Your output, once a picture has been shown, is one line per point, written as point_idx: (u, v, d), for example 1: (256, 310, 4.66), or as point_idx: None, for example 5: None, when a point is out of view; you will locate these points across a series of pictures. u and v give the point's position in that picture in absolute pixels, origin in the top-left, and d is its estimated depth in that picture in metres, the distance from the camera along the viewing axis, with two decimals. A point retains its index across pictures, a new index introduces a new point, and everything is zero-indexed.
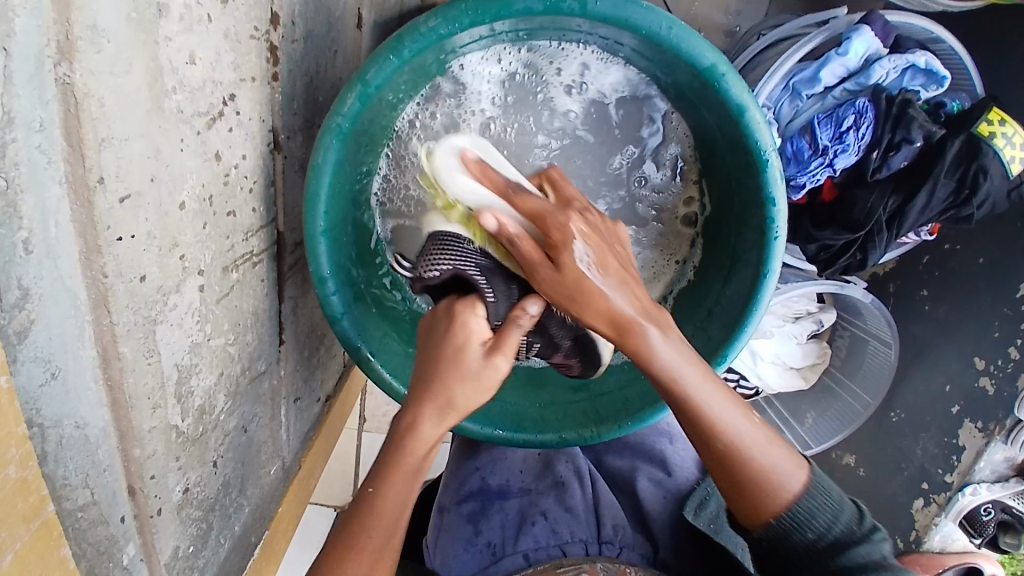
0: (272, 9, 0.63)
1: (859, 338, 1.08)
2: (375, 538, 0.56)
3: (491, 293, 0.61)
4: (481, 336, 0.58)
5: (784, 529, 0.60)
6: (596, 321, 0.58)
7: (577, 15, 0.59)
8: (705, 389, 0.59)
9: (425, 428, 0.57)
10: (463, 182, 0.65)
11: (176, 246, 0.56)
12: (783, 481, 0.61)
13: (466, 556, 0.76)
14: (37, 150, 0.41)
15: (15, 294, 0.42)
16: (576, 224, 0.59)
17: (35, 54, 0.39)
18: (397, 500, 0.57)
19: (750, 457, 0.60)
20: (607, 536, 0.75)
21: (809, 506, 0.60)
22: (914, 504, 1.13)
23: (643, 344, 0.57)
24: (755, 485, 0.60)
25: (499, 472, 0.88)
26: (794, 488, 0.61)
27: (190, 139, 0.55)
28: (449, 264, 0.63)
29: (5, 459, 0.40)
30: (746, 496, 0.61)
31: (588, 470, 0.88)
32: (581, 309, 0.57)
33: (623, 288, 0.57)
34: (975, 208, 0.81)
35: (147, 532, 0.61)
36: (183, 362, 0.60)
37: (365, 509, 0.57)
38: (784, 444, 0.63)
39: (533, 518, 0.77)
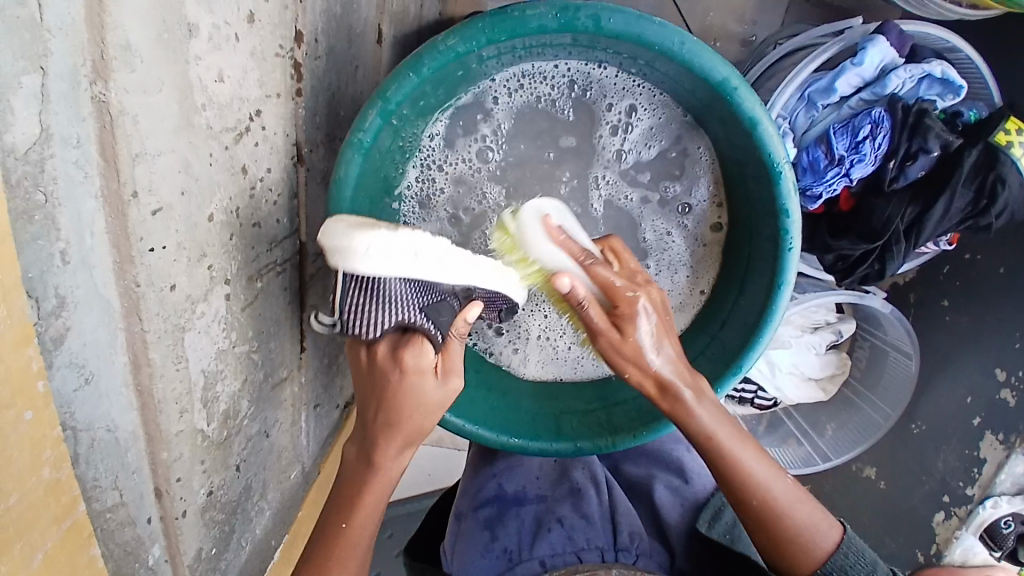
0: (297, 27, 0.65)
1: (880, 349, 1.07)
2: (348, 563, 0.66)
3: (438, 332, 0.61)
4: (431, 368, 0.62)
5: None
6: (641, 380, 0.66)
7: (591, 32, 0.60)
8: (744, 451, 0.67)
9: (391, 463, 0.65)
10: (546, 247, 0.63)
11: (204, 257, 0.58)
12: (816, 538, 0.66)
13: (483, 561, 0.76)
14: (72, 165, 0.43)
15: (51, 302, 0.44)
16: (642, 298, 0.63)
17: (69, 74, 0.41)
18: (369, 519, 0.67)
19: (784, 515, 0.66)
20: (623, 543, 0.76)
21: (844, 564, 0.65)
22: (935, 517, 1.10)
23: (681, 406, 0.66)
24: (789, 541, 0.66)
25: (515, 479, 0.89)
26: (824, 547, 0.66)
27: (218, 154, 0.57)
28: (390, 320, 0.58)
29: (39, 460, 0.42)
30: (780, 549, 0.67)
31: (604, 478, 0.89)
32: (630, 370, 0.65)
33: (673, 360, 0.65)
34: (993, 218, 0.81)
35: (172, 534, 0.62)
36: (210, 369, 0.61)
37: (338, 535, 0.66)
38: (816, 504, 0.68)
39: (550, 524, 0.78)
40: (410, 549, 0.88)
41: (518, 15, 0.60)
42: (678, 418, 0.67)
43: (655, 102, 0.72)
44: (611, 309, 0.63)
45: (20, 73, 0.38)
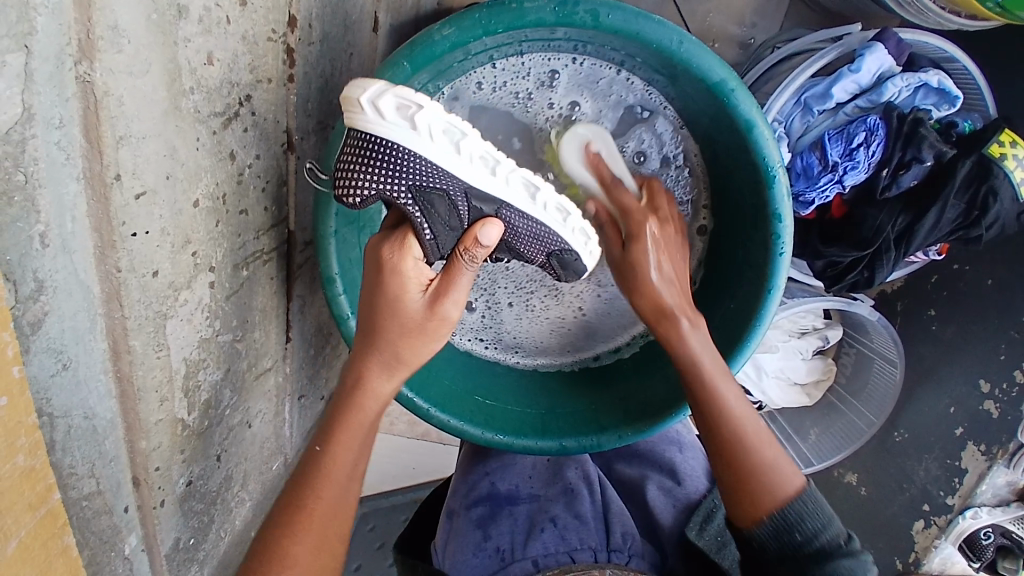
0: (290, 12, 0.64)
1: (866, 355, 1.07)
2: (341, 465, 0.55)
3: (429, 229, 0.53)
4: (422, 281, 0.54)
5: (774, 530, 0.59)
6: (643, 307, 0.66)
7: (590, 27, 0.60)
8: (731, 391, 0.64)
9: (377, 380, 0.57)
10: (579, 165, 0.70)
11: (188, 244, 0.57)
12: (776, 484, 0.60)
13: (475, 560, 0.76)
14: (54, 146, 0.42)
15: (30, 286, 0.43)
16: (652, 223, 0.66)
17: (55, 53, 0.40)
18: (349, 463, 0.56)
19: (752, 457, 0.61)
20: (616, 544, 0.75)
21: (800, 510, 0.59)
22: (914, 526, 1.12)
23: (677, 335, 0.64)
24: (748, 480, 0.61)
25: (509, 478, 0.90)
26: (782, 492, 0.60)
27: (205, 139, 0.56)
28: (370, 186, 0.51)
29: (14, 447, 0.41)
30: (738, 487, 0.61)
31: (598, 477, 0.89)
32: (637, 298, 0.66)
33: (672, 286, 0.65)
34: (984, 229, 0.81)
35: (150, 523, 0.62)
36: (191, 357, 0.60)
37: (319, 468, 0.55)
38: (790, 459, 0.63)
39: (543, 524, 0.78)
40: (402, 546, 0.86)
41: (516, 8, 0.59)
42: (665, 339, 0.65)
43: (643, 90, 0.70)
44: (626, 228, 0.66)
45: (1, 51, 0.37)
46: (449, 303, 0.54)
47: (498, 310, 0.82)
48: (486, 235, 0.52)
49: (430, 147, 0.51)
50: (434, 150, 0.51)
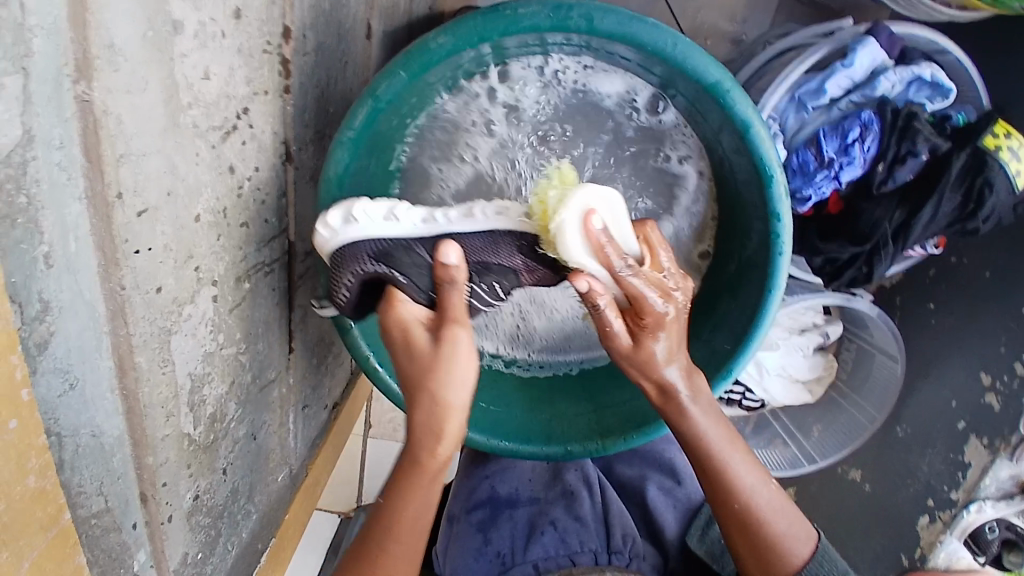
0: (285, 23, 0.64)
1: (866, 350, 1.08)
2: (408, 514, 0.61)
3: (401, 276, 0.61)
4: (416, 320, 0.60)
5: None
6: (645, 383, 0.68)
7: (585, 31, 0.60)
8: (732, 457, 0.67)
9: (438, 444, 0.58)
10: (576, 250, 0.60)
11: (191, 259, 0.57)
12: (791, 547, 0.66)
13: (476, 564, 0.77)
14: (56, 167, 0.42)
15: (35, 306, 0.43)
16: (662, 304, 0.62)
17: (52, 74, 0.40)
18: (412, 511, 0.61)
19: (763, 521, 0.66)
20: (617, 546, 0.77)
21: (814, 574, 0.66)
22: (920, 520, 1.09)
23: (683, 415, 0.67)
24: (764, 549, 0.66)
25: (508, 481, 0.89)
26: (800, 556, 0.66)
27: (204, 154, 0.56)
28: (352, 280, 0.62)
29: (24, 470, 0.41)
30: (758, 559, 0.67)
31: (596, 479, 0.89)
32: (638, 376, 0.67)
33: (677, 364, 0.66)
34: (982, 221, 0.81)
35: (157, 539, 0.62)
36: (197, 371, 0.61)
37: (383, 519, 0.62)
38: (795, 510, 0.68)
39: (543, 527, 0.79)
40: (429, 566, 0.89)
41: (511, 15, 0.59)
42: (671, 415, 0.68)
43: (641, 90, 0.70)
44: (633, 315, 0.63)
45: None
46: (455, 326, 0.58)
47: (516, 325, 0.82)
48: (445, 256, 0.57)
49: (400, 226, 0.63)
50: (380, 228, 0.63)
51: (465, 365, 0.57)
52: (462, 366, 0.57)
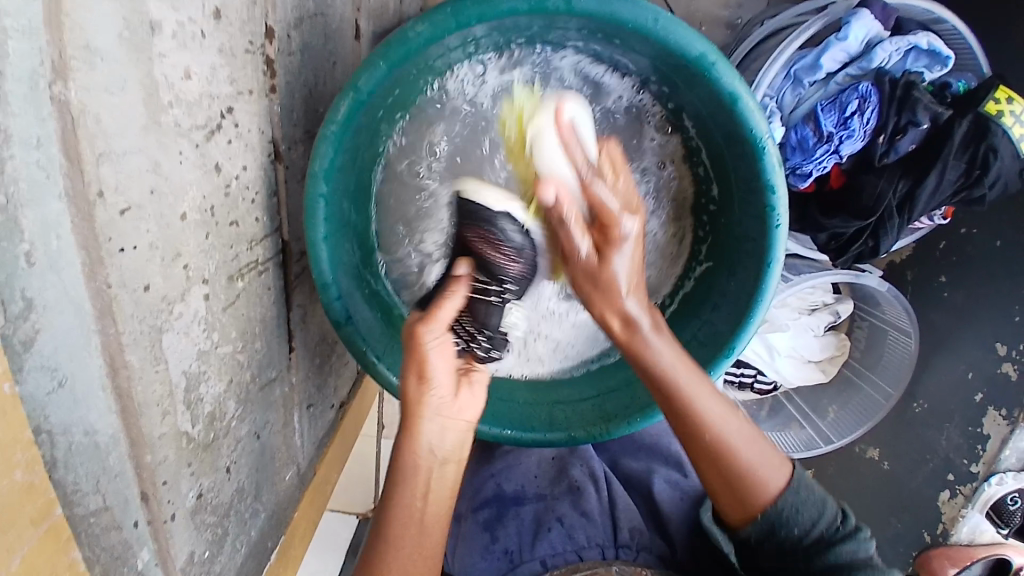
0: (267, 23, 0.65)
1: (879, 328, 1.05)
2: (403, 532, 0.59)
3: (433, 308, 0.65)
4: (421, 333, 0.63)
5: (769, 527, 0.66)
6: (607, 313, 0.66)
7: (564, 12, 0.59)
8: (695, 386, 0.66)
9: (426, 432, 0.61)
10: (549, 155, 0.64)
11: (179, 257, 0.57)
12: (766, 478, 0.66)
13: (483, 564, 0.78)
14: (34, 166, 0.42)
15: (19, 304, 0.43)
16: (630, 221, 0.61)
17: (30, 72, 0.40)
18: (407, 519, 0.59)
19: (736, 453, 0.66)
20: (623, 539, 0.79)
21: (794, 501, 0.66)
22: (941, 496, 1.08)
23: (646, 350, 0.66)
24: (737, 479, 0.66)
25: (514, 478, 0.88)
26: (777, 485, 0.66)
27: (189, 152, 0.56)
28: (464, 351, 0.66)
29: (12, 463, 0.41)
30: (736, 490, 0.67)
31: (603, 473, 0.88)
32: (596, 298, 0.66)
33: (638, 292, 0.65)
34: (987, 188, 0.78)
35: (161, 537, 0.62)
36: (192, 369, 0.61)
37: (378, 538, 0.59)
38: (764, 440, 0.68)
39: (549, 523, 0.80)
40: None
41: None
42: (633, 351, 0.67)
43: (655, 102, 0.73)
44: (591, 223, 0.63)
45: None
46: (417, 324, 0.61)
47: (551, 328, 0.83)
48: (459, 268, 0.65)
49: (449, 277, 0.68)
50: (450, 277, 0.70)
51: (444, 355, 0.62)
52: (442, 353, 0.62)
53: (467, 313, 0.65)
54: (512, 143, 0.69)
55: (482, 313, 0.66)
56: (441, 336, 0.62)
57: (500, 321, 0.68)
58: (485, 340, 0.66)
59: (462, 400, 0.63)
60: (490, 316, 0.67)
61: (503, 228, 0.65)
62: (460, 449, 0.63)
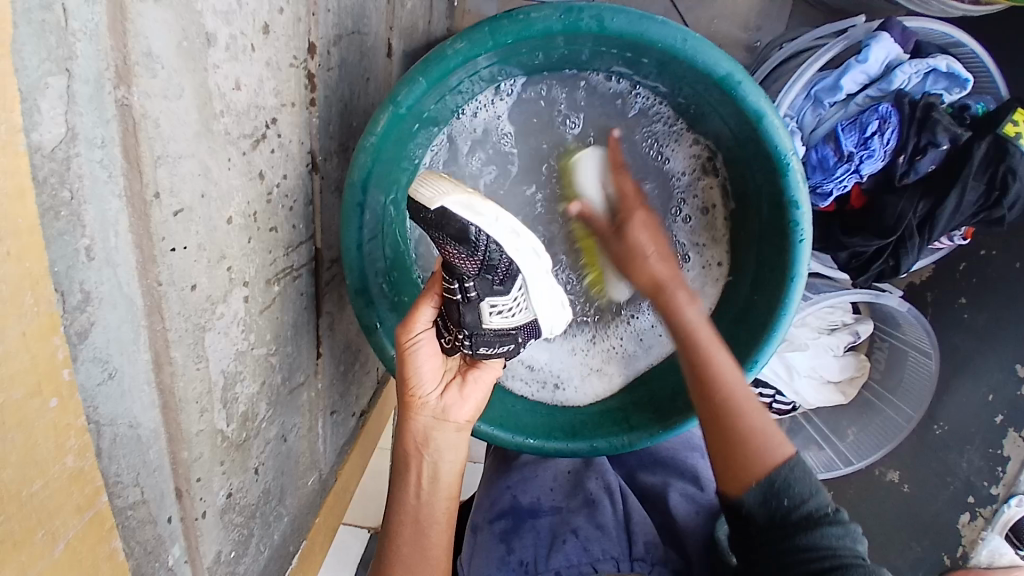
0: (310, 39, 0.68)
1: (899, 349, 1.06)
2: (404, 525, 0.68)
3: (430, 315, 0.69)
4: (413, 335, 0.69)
5: (762, 495, 0.58)
6: (642, 276, 0.72)
7: (596, 32, 0.62)
8: (715, 344, 0.68)
9: (417, 422, 0.69)
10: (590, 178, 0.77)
11: (223, 259, 0.59)
12: (764, 436, 0.61)
13: (499, 574, 0.77)
14: (97, 165, 0.44)
15: (76, 296, 0.45)
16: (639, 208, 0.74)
17: (95, 76, 0.43)
18: (405, 510, 0.69)
19: (744, 413, 0.63)
20: (639, 553, 0.76)
21: (787, 475, 0.58)
22: (959, 518, 1.07)
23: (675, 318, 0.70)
24: (733, 436, 0.62)
25: (529, 490, 0.90)
26: (776, 451, 0.60)
27: (236, 159, 0.59)
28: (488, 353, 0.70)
29: (64, 449, 0.43)
30: (727, 443, 0.62)
31: (618, 487, 0.88)
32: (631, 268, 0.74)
33: (662, 258, 0.73)
34: (1007, 209, 0.79)
35: (192, 534, 0.63)
36: (229, 369, 0.63)
37: (386, 538, 0.69)
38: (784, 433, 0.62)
39: (565, 535, 0.79)
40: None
41: (523, 18, 0.61)
42: (666, 306, 0.71)
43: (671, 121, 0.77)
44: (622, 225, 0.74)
45: (45, 75, 0.39)
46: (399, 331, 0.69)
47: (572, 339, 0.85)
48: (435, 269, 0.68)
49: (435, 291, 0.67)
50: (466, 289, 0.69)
51: (430, 364, 0.69)
52: (428, 360, 0.69)
53: (447, 313, 0.67)
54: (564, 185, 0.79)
55: (455, 313, 0.65)
56: (426, 335, 0.68)
57: (479, 321, 0.65)
58: (460, 340, 0.66)
59: (447, 403, 0.70)
60: (460, 317, 0.65)
61: (453, 227, 0.61)
62: (452, 457, 0.70)
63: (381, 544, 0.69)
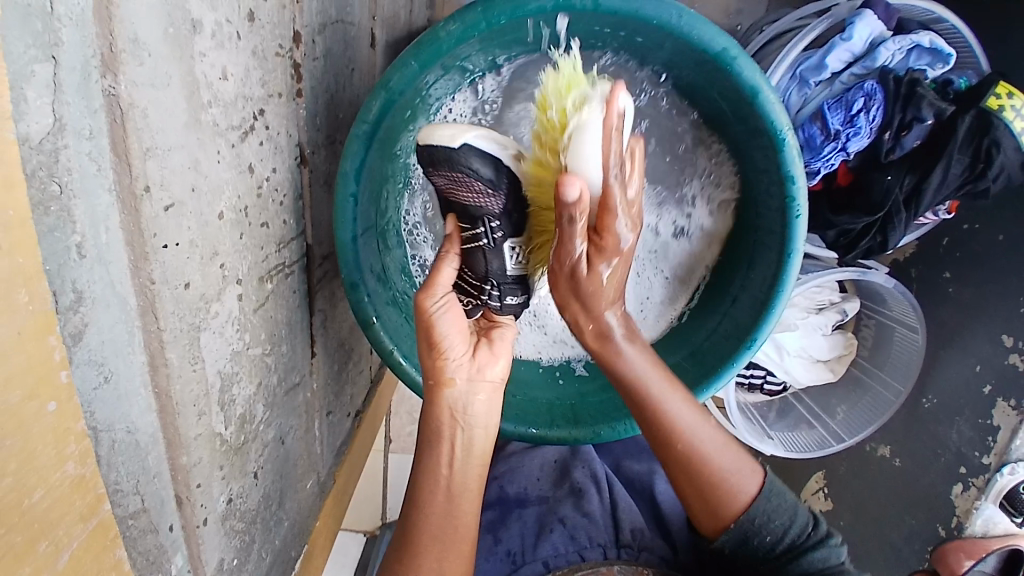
0: (295, 28, 0.66)
1: (887, 325, 1.08)
2: (434, 494, 0.66)
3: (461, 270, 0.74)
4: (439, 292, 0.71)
5: (739, 535, 0.72)
6: (585, 325, 0.73)
7: (590, 11, 0.61)
8: (663, 389, 0.73)
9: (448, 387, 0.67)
10: (589, 151, 0.60)
11: (216, 256, 0.57)
12: (738, 486, 0.72)
13: (487, 564, 0.82)
14: (86, 157, 0.42)
15: (69, 296, 0.42)
16: (623, 222, 0.62)
17: (82, 63, 0.40)
18: (436, 466, 0.66)
19: (704, 461, 0.72)
20: (626, 540, 0.81)
21: (765, 510, 0.71)
22: (953, 490, 1.08)
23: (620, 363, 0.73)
24: (709, 485, 0.72)
25: (517, 480, 0.93)
26: (747, 494, 0.72)
27: (225, 152, 0.57)
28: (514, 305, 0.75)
29: (64, 455, 0.41)
30: (705, 496, 0.73)
31: (605, 475, 0.91)
32: (580, 310, 0.72)
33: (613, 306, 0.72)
34: (992, 180, 0.80)
35: (194, 543, 0.61)
36: (226, 370, 0.61)
37: (411, 502, 0.66)
38: (735, 449, 0.74)
39: (552, 525, 0.83)
40: None
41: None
42: (606, 358, 0.74)
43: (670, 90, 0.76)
44: (596, 235, 0.63)
45: (32, 61, 0.37)
46: (418, 298, 0.69)
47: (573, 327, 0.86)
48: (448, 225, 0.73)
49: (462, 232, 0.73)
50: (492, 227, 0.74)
51: (452, 322, 0.69)
52: (452, 315, 0.69)
53: (470, 269, 0.73)
54: (546, 132, 0.65)
55: (481, 264, 0.72)
56: (443, 299, 0.69)
57: (503, 267, 0.72)
58: (488, 289, 0.72)
59: (478, 364, 0.69)
60: (488, 264, 0.71)
61: (469, 166, 0.68)
62: (484, 424, 0.68)
63: (406, 527, 0.66)
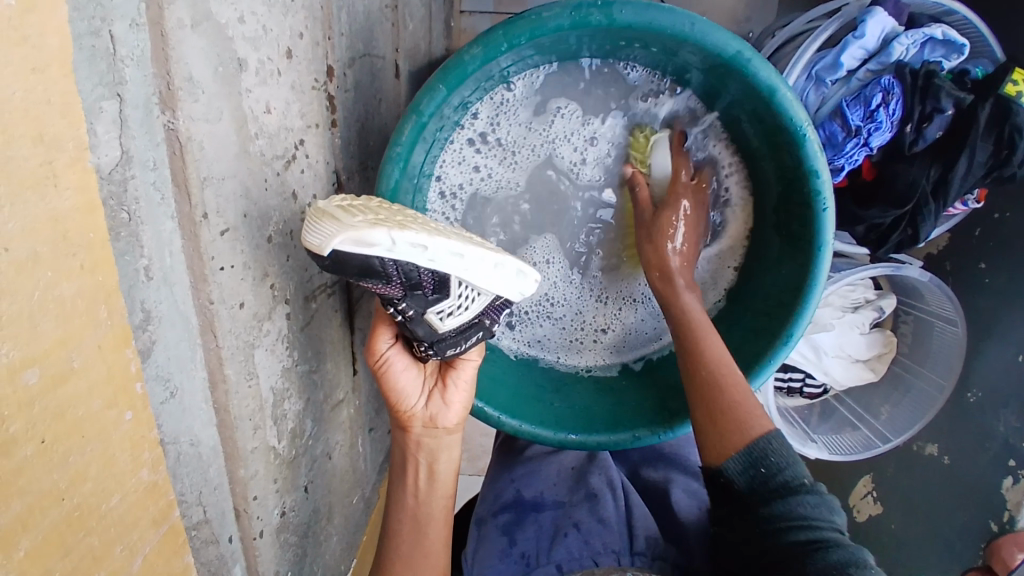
0: (328, 63, 0.70)
1: (925, 320, 1.07)
2: (403, 521, 0.74)
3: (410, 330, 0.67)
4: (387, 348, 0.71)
5: (743, 465, 0.64)
6: (651, 254, 0.78)
7: (606, 27, 0.64)
8: (705, 326, 0.74)
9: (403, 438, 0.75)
10: (661, 160, 0.81)
11: (266, 277, 0.61)
12: (751, 418, 0.66)
13: (501, 565, 0.81)
14: (152, 187, 0.46)
15: (139, 315, 0.46)
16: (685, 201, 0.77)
17: (144, 100, 0.44)
18: (400, 502, 0.75)
19: (726, 387, 0.69)
20: (639, 548, 0.78)
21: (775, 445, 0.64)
22: (1004, 483, 1.06)
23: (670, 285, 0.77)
24: (726, 409, 0.67)
25: (533, 485, 0.94)
26: (760, 426, 0.65)
27: (271, 180, 0.60)
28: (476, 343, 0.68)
29: (140, 461, 0.44)
30: (717, 420, 0.68)
31: (621, 483, 0.91)
32: (649, 245, 0.78)
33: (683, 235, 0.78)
34: (1017, 167, 0.81)
35: (251, 553, 0.64)
36: (278, 386, 0.64)
37: (389, 528, 0.74)
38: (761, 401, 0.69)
39: (566, 529, 0.82)
40: None
41: (535, 19, 0.64)
42: (665, 295, 0.78)
43: (678, 97, 0.80)
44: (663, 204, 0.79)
45: (99, 99, 0.40)
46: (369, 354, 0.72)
47: (584, 335, 0.90)
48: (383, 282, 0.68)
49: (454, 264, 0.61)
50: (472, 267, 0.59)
51: (405, 376, 0.72)
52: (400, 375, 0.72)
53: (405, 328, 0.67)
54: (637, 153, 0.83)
55: (410, 328, 0.65)
56: (393, 354, 0.71)
57: (432, 331, 0.64)
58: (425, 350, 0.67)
59: (433, 411, 0.74)
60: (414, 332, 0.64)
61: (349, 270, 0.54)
62: (447, 457, 0.75)
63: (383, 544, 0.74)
